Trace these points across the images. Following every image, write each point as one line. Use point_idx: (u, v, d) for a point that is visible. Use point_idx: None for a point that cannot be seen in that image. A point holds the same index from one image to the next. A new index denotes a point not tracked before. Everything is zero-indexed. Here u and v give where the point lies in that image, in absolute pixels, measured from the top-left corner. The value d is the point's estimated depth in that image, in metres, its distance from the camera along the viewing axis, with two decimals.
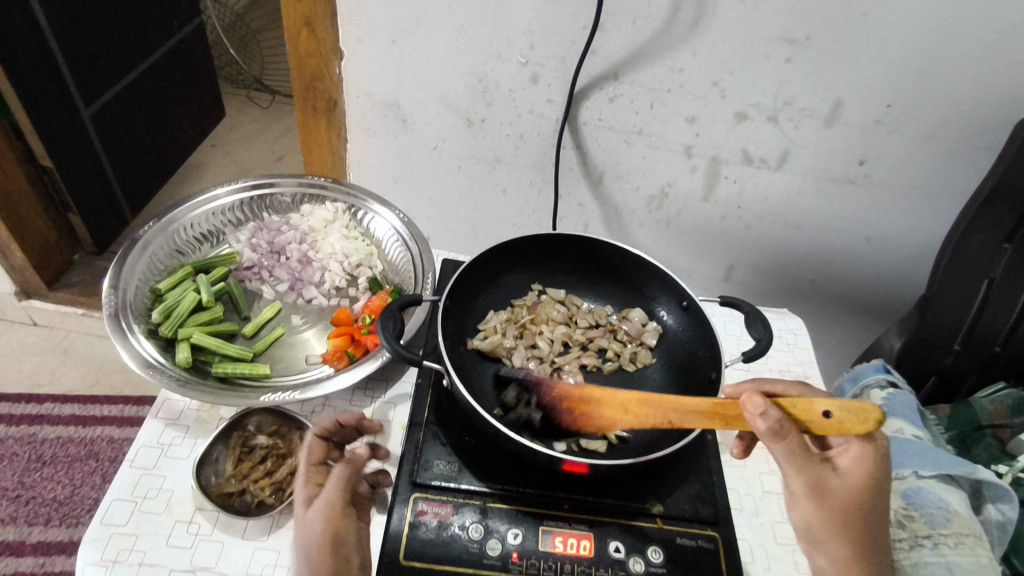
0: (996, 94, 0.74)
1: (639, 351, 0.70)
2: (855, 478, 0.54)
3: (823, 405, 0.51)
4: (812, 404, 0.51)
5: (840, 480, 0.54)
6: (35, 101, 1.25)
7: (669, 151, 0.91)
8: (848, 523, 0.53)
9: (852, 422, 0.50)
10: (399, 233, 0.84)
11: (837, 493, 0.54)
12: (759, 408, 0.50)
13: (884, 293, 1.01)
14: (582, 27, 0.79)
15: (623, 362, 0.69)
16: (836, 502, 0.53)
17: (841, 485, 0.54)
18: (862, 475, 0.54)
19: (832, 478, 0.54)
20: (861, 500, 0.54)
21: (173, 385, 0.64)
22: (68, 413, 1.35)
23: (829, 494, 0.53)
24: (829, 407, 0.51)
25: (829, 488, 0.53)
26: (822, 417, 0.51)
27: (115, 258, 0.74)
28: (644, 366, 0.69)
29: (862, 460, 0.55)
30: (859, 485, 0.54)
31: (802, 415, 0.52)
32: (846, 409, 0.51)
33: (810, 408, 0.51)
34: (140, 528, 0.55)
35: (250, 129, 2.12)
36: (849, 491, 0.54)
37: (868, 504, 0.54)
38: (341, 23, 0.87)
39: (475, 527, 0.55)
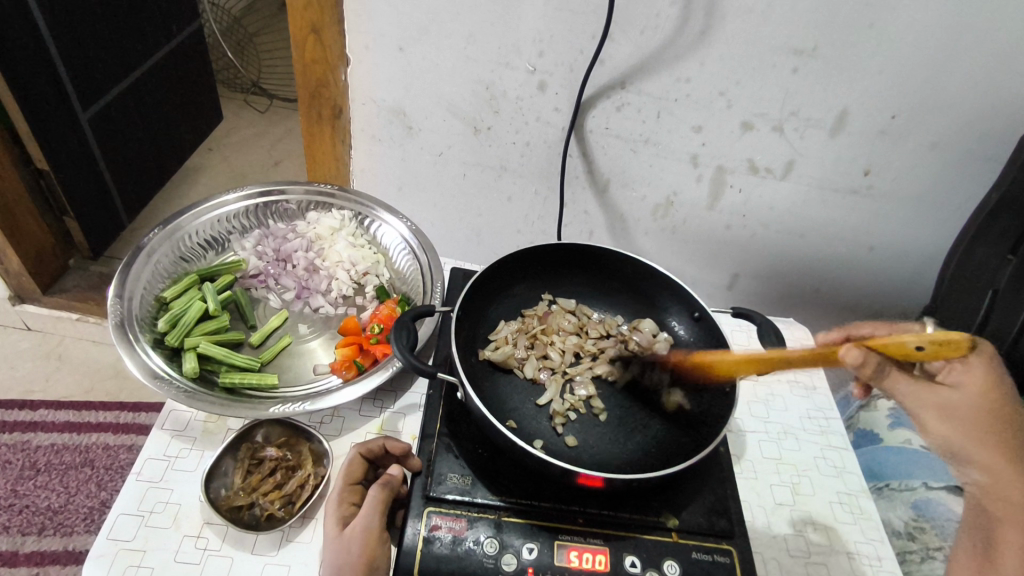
0: (1003, 106, 0.74)
1: None
2: (972, 390, 0.56)
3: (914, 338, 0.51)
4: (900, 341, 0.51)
5: (960, 392, 0.56)
6: (31, 104, 1.23)
7: (675, 160, 0.91)
8: (987, 431, 0.56)
9: (946, 349, 0.51)
10: (407, 242, 0.84)
11: (961, 406, 0.56)
12: (857, 356, 0.51)
13: (887, 303, 1.01)
14: (591, 36, 0.79)
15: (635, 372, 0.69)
16: (963, 412, 0.56)
17: (964, 398, 0.56)
18: (977, 383, 0.56)
19: (951, 394, 0.56)
20: (986, 406, 0.56)
21: (180, 395, 0.63)
22: (62, 420, 1.33)
23: (953, 408, 0.56)
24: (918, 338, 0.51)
25: (949, 403, 0.56)
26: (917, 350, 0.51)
27: (120, 266, 0.73)
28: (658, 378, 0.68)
29: (975, 369, 0.56)
30: (977, 394, 0.56)
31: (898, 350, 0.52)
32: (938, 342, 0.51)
33: (902, 346, 0.51)
34: (147, 543, 0.54)
35: (247, 133, 2.10)
36: (970, 399, 0.56)
37: (996, 408, 0.56)
38: (348, 30, 0.86)
39: (490, 541, 0.54)
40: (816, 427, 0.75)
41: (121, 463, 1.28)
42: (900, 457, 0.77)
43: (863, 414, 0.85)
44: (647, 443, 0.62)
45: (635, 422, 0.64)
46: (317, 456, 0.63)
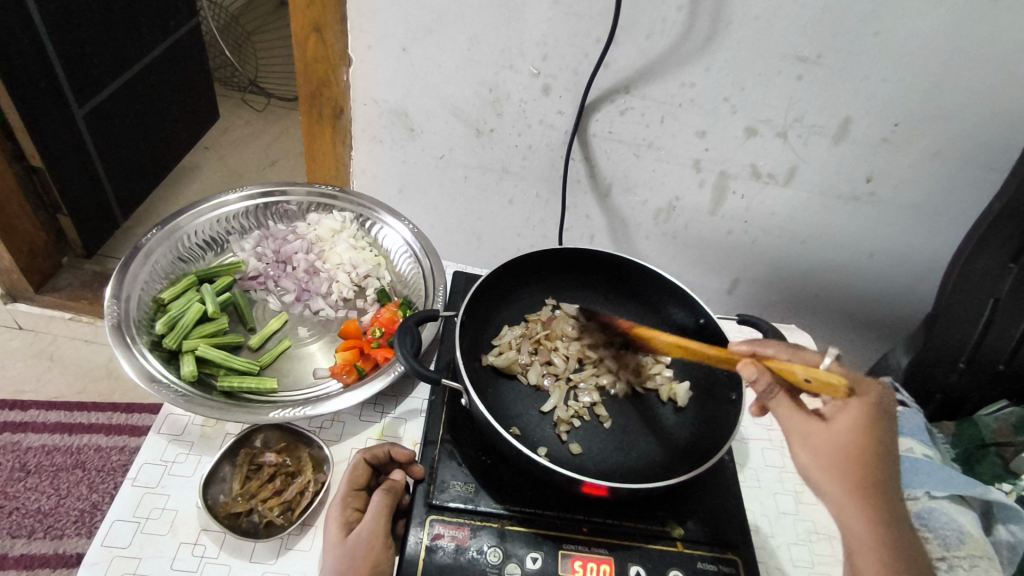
0: (1008, 116, 0.74)
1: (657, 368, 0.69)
2: (844, 428, 0.51)
3: (804, 369, 0.53)
4: (792, 368, 0.54)
5: (828, 429, 0.51)
6: (25, 99, 1.21)
7: (678, 165, 0.90)
8: (840, 470, 0.50)
9: (826, 387, 0.53)
10: (409, 246, 0.83)
11: (824, 439, 0.51)
12: (750, 371, 0.55)
13: (888, 310, 1.01)
14: (596, 40, 0.79)
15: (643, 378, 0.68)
16: (824, 445, 0.51)
17: (831, 434, 0.51)
18: (850, 425, 0.51)
19: (819, 427, 0.52)
20: (853, 447, 0.50)
21: (178, 399, 0.62)
22: (53, 421, 1.31)
23: (815, 438, 0.52)
24: (807, 370, 0.53)
25: (814, 436, 0.52)
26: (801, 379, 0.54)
27: (116, 267, 0.72)
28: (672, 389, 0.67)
29: (855, 412, 0.51)
30: (848, 434, 0.50)
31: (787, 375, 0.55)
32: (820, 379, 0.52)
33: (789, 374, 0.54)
34: (142, 551, 0.53)
35: (243, 132, 2.09)
36: (837, 438, 0.51)
37: (863, 451, 0.50)
38: (351, 29, 0.86)
39: (493, 550, 0.53)
40: None
41: (113, 465, 1.26)
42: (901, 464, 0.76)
43: None
44: (652, 453, 0.62)
45: (639, 429, 0.64)
46: (317, 463, 0.62)
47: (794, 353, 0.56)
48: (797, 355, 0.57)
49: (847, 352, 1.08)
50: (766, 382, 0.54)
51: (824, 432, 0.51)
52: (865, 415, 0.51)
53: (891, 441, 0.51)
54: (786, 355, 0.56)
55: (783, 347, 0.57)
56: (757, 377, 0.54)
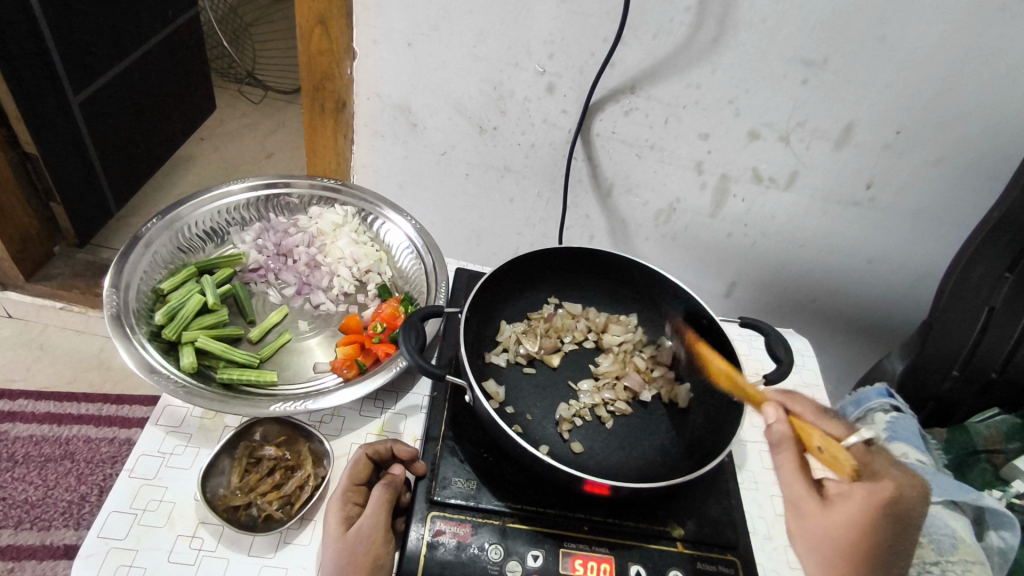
0: (1006, 126, 0.75)
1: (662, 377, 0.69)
2: (838, 510, 0.52)
3: (820, 439, 0.54)
4: (809, 434, 0.55)
5: (823, 510, 0.53)
6: (20, 84, 1.20)
7: (680, 167, 0.90)
8: (827, 551, 0.53)
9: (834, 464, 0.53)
10: (412, 242, 0.82)
11: (818, 516, 0.53)
12: (771, 416, 0.56)
13: (883, 317, 1.01)
14: (603, 40, 0.79)
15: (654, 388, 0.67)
16: (818, 525, 0.54)
17: (824, 517, 0.53)
18: (850, 512, 0.52)
19: (817, 504, 0.54)
20: (844, 537, 0.52)
21: (177, 391, 0.61)
22: (42, 411, 1.29)
23: (807, 513, 0.54)
24: (823, 443, 0.54)
25: (807, 510, 0.54)
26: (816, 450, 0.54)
27: (117, 255, 0.71)
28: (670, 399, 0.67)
29: (855, 505, 0.52)
30: (841, 524, 0.52)
31: (804, 439, 0.55)
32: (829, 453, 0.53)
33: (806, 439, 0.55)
34: (140, 543, 0.53)
35: (239, 124, 2.07)
36: (831, 523, 0.53)
37: (853, 544, 0.51)
38: (356, 22, 0.85)
39: (494, 548, 0.53)
40: None
41: (103, 457, 1.25)
42: None
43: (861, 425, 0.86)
44: (655, 452, 0.62)
45: (641, 429, 0.64)
46: (317, 457, 0.61)
47: (818, 419, 0.57)
48: (821, 422, 0.57)
49: (841, 357, 1.09)
50: (782, 432, 0.55)
51: (819, 512, 0.53)
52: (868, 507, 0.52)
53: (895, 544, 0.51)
54: (813, 417, 0.57)
55: (810, 408, 0.58)
56: (776, 422, 0.55)
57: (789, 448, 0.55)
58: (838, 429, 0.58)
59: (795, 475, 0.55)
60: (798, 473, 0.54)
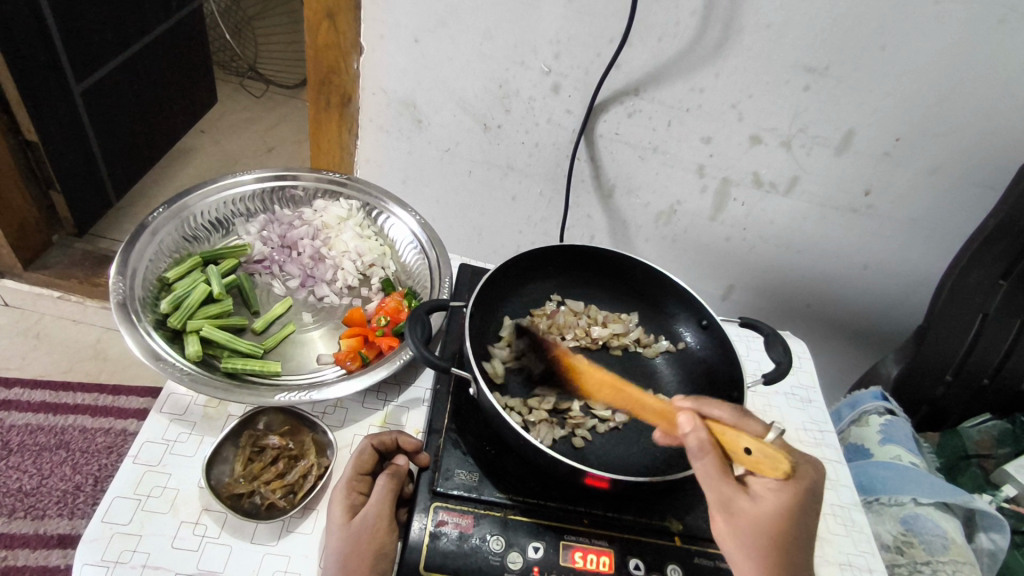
0: (1002, 136, 0.76)
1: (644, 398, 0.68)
2: (770, 508, 0.48)
3: (747, 440, 0.49)
4: (734, 437, 0.49)
5: (752, 507, 0.48)
6: (22, 71, 1.20)
7: (682, 169, 0.91)
8: (759, 552, 0.48)
9: (768, 464, 0.48)
10: (416, 238, 0.83)
11: (749, 518, 0.48)
12: (687, 426, 0.50)
13: (878, 323, 1.03)
14: (609, 41, 0.80)
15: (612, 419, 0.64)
16: (748, 526, 0.48)
17: (755, 515, 0.48)
18: (778, 510, 0.48)
19: (746, 505, 0.48)
20: (773, 533, 0.48)
21: (183, 378, 0.61)
22: (37, 400, 1.29)
23: (740, 515, 0.48)
24: (752, 443, 0.49)
25: (738, 511, 0.48)
26: (744, 452, 0.49)
27: (122, 243, 0.71)
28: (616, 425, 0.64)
29: (781, 498, 0.48)
30: (770, 519, 0.48)
31: (726, 442, 0.50)
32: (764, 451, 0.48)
33: (732, 441, 0.49)
34: (144, 528, 0.53)
35: (240, 117, 2.07)
36: (760, 519, 0.48)
37: (782, 538, 0.48)
38: (364, 17, 0.86)
39: (496, 539, 0.54)
40: (811, 440, 0.74)
41: (98, 447, 1.24)
42: (888, 472, 0.78)
43: (855, 427, 0.87)
44: (654, 449, 0.63)
45: (641, 428, 0.65)
46: (320, 447, 0.62)
47: (738, 418, 0.52)
48: (740, 421, 0.52)
49: (836, 361, 1.10)
50: (699, 442, 0.49)
51: (749, 512, 0.48)
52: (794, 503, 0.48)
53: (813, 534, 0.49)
54: (730, 417, 0.52)
55: (728, 408, 0.52)
56: (692, 432, 0.50)
57: (711, 453, 0.49)
58: (756, 421, 0.52)
59: (719, 479, 0.49)
60: (722, 476, 0.49)
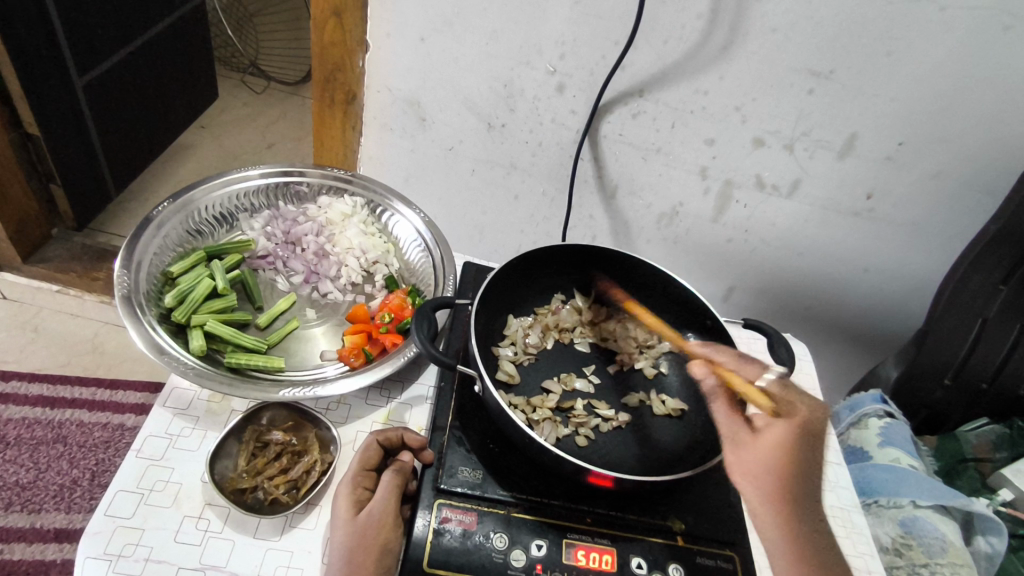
0: (1003, 142, 0.77)
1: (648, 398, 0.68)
2: (767, 436, 0.52)
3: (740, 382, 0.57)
4: (732, 379, 0.58)
5: (755, 438, 0.52)
6: (24, 64, 1.19)
7: (685, 170, 0.92)
8: (762, 476, 0.50)
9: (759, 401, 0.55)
10: (420, 236, 0.83)
11: (750, 446, 0.52)
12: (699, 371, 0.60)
13: (877, 326, 1.03)
14: (614, 42, 0.80)
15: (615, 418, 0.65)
16: (750, 453, 0.52)
17: (758, 445, 0.52)
18: (778, 440, 0.52)
19: (748, 436, 0.53)
20: (774, 459, 0.51)
21: (188, 372, 0.61)
22: (35, 393, 1.28)
23: (743, 444, 0.53)
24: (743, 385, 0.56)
25: (742, 442, 0.53)
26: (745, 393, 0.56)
27: (127, 237, 0.71)
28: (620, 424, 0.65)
29: (780, 427, 0.52)
30: (774, 448, 0.51)
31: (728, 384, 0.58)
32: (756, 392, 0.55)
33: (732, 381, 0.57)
34: (146, 522, 0.53)
35: (240, 113, 2.06)
36: (762, 448, 0.52)
37: (785, 467, 0.50)
38: (371, 15, 0.86)
39: (500, 536, 0.54)
40: None
41: (96, 442, 1.24)
42: (888, 474, 0.78)
43: (855, 430, 0.87)
44: (657, 448, 0.63)
45: (645, 427, 0.66)
46: (323, 443, 0.62)
47: (736, 364, 0.60)
48: (739, 368, 0.60)
49: (835, 364, 1.11)
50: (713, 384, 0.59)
51: (752, 442, 0.52)
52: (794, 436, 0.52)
53: (817, 467, 0.52)
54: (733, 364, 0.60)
55: (729, 356, 0.61)
56: (705, 376, 0.60)
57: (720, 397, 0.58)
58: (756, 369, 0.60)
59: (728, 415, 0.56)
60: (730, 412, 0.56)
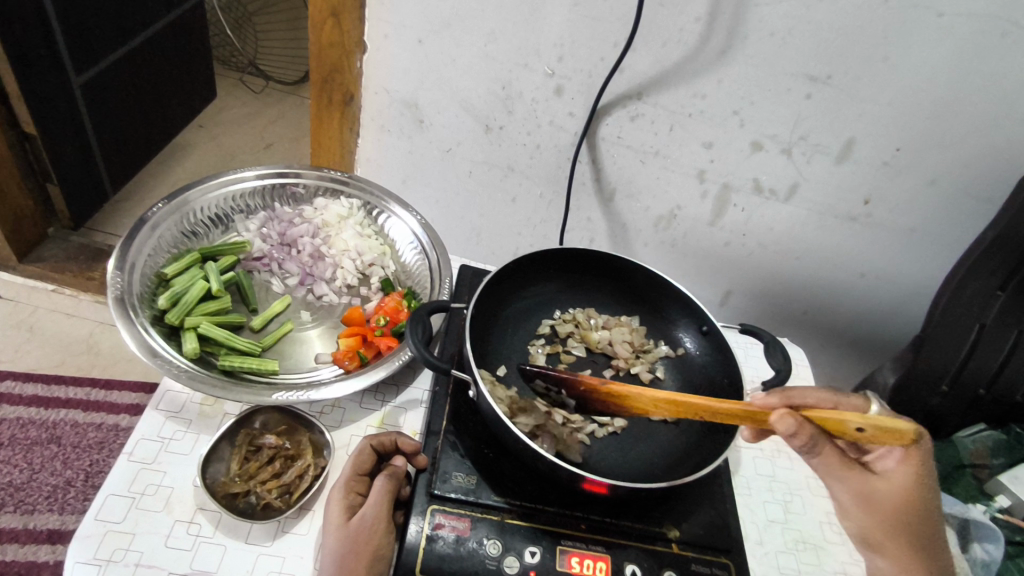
0: (1001, 149, 0.76)
1: None
2: (896, 479, 0.56)
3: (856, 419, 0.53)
4: (843, 420, 0.53)
5: (887, 483, 0.56)
6: (21, 63, 1.19)
7: (683, 174, 0.91)
8: (903, 520, 0.56)
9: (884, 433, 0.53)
10: (417, 238, 0.83)
11: (884, 494, 0.56)
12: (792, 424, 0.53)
13: (874, 331, 1.03)
14: (613, 45, 0.80)
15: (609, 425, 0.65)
16: (884, 500, 0.56)
17: (891, 488, 0.56)
18: (905, 480, 0.56)
19: (877, 481, 0.57)
20: (906, 500, 0.56)
21: (180, 375, 0.61)
22: (29, 394, 1.27)
23: (878, 495, 0.56)
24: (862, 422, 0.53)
25: (876, 491, 0.56)
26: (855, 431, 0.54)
27: (122, 238, 0.71)
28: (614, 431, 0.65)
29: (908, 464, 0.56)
30: (904, 487, 0.56)
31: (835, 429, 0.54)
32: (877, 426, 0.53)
33: (841, 423, 0.53)
34: (137, 526, 0.53)
35: (239, 112, 2.06)
36: (894, 492, 0.56)
37: (916, 501, 0.56)
38: (369, 16, 0.85)
39: (493, 543, 0.54)
40: None
41: (90, 442, 1.23)
42: None
43: None
44: (652, 454, 0.63)
45: (640, 433, 0.65)
46: (317, 448, 0.61)
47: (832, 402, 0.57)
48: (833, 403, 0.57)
49: (833, 369, 1.11)
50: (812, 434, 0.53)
51: (882, 486, 0.57)
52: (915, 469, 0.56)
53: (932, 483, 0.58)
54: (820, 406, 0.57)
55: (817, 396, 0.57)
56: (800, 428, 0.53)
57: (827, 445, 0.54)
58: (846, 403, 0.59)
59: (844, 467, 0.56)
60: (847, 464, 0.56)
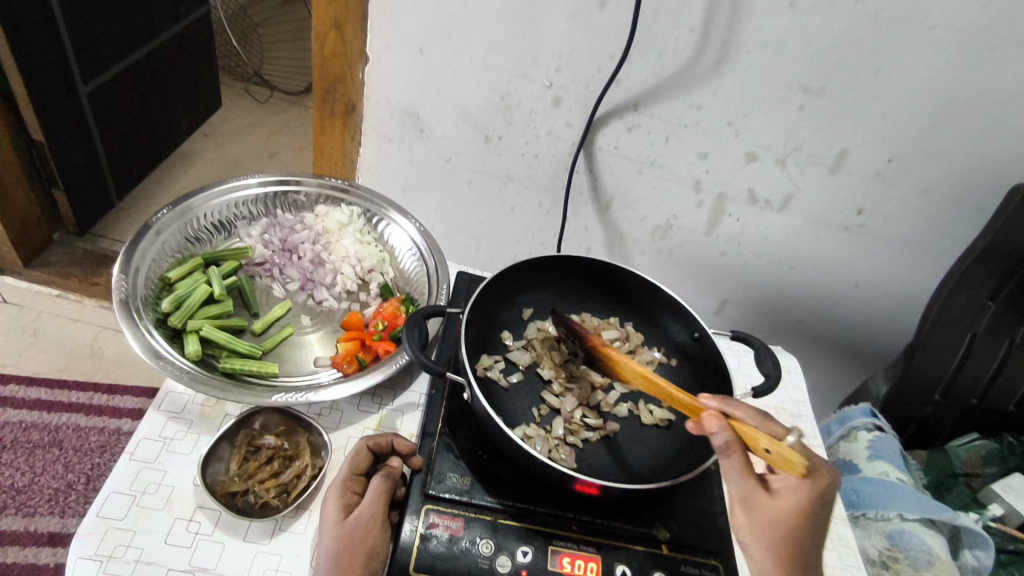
0: (988, 161, 0.78)
1: (645, 411, 0.69)
2: (784, 501, 0.53)
3: (767, 439, 0.52)
4: (754, 436, 0.52)
5: (772, 501, 0.53)
6: (31, 72, 1.22)
7: (679, 184, 0.93)
8: (777, 541, 0.53)
9: (786, 464, 0.51)
10: (416, 246, 0.84)
11: (767, 510, 0.53)
12: (713, 425, 0.53)
13: (869, 342, 1.03)
14: (609, 57, 0.82)
15: (602, 427, 0.66)
16: (765, 517, 0.53)
17: (776, 509, 0.53)
18: (794, 504, 0.52)
19: (765, 498, 0.53)
20: (791, 524, 0.52)
21: (181, 377, 0.62)
22: (33, 397, 1.28)
23: (759, 508, 0.53)
24: (771, 444, 0.51)
25: (757, 504, 0.53)
26: (764, 450, 0.52)
27: (127, 242, 0.73)
28: (608, 433, 0.66)
29: (800, 492, 0.52)
30: (791, 511, 0.52)
31: (750, 441, 0.53)
32: (783, 454, 0.51)
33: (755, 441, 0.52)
34: (138, 524, 0.54)
35: (243, 122, 2.09)
36: (779, 511, 0.53)
37: (799, 530, 0.52)
38: (371, 27, 0.88)
39: (485, 542, 0.55)
40: None
41: (91, 446, 1.24)
42: (876, 486, 0.79)
43: (845, 444, 0.87)
44: (645, 459, 0.64)
45: (632, 439, 0.66)
46: (315, 448, 0.63)
47: (762, 421, 0.55)
48: (763, 425, 0.55)
49: (827, 378, 1.12)
50: (726, 440, 0.53)
51: (768, 504, 0.53)
52: (811, 499, 0.52)
53: (827, 524, 0.54)
54: (752, 419, 0.55)
55: (751, 412, 0.55)
56: (719, 432, 0.53)
57: (737, 451, 0.53)
58: (775, 426, 0.56)
59: (742, 474, 0.53)
60: (747, 473, 0.53)
